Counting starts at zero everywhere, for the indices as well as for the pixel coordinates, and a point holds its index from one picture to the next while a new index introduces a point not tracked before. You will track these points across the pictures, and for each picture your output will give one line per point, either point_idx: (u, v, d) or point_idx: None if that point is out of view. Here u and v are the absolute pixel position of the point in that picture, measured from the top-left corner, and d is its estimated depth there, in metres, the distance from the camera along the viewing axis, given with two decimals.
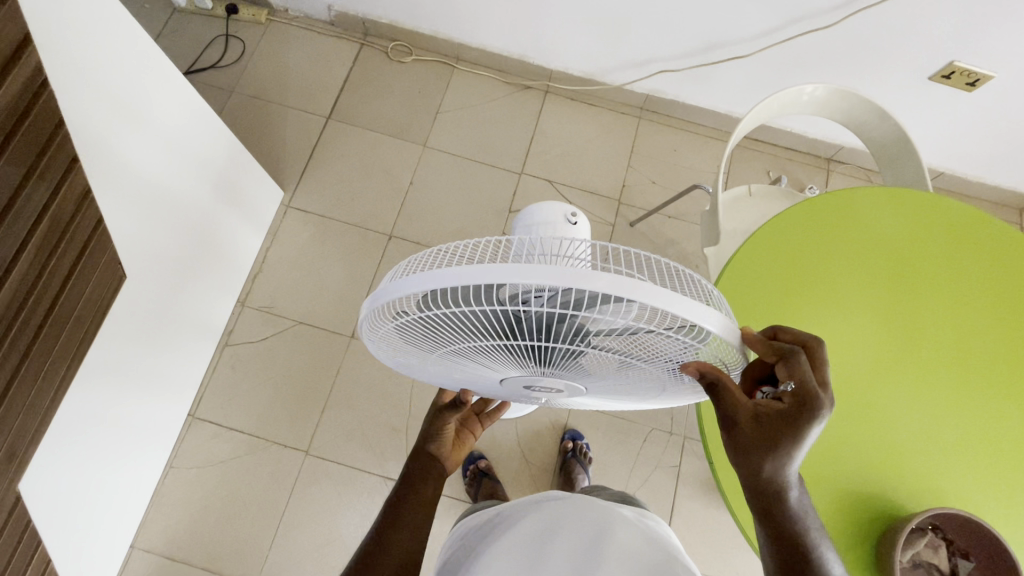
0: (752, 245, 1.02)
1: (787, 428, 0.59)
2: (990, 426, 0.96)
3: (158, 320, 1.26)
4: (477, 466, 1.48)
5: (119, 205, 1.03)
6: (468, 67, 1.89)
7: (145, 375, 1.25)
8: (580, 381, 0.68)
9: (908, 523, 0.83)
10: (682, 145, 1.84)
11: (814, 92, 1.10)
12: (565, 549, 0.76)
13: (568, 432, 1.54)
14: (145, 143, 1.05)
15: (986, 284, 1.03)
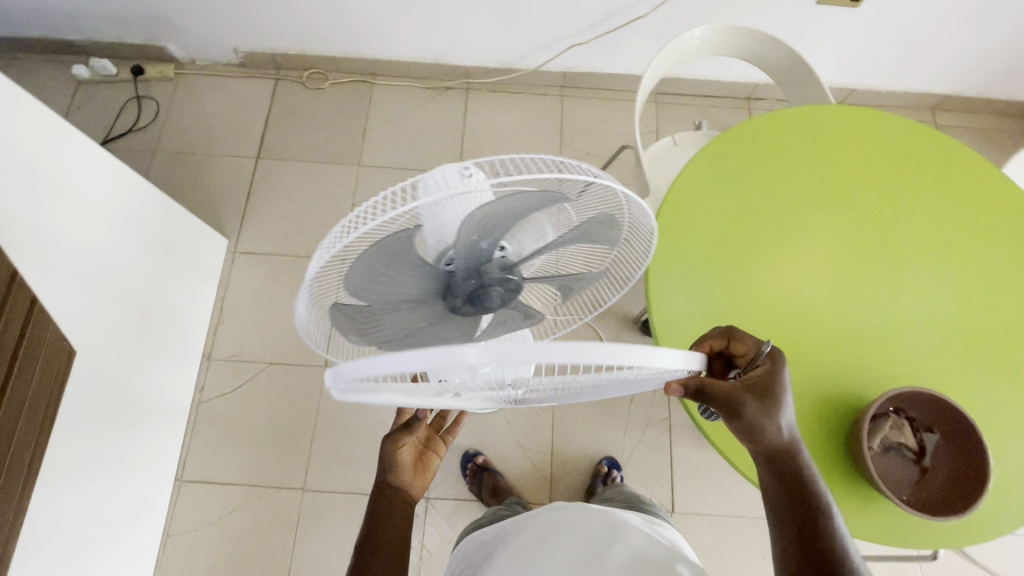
0: (678, 198, 1.05)
1: (775, 389, 0.66)
2: (932, 307, 1.00)
3: (121, 392, 1.23)
4: (476, 463, 1.49)
5: (50, 282, 1.00)
6: (387, 80, 1.90)
7: (117, 449, 1.23)
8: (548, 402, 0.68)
9: (869, 410, 0.86)
10: (609, 113, 1.88)
11: (703, 34, 1.13)
12: (569, 543, 0.84)
13: (605, 457, 1.51)
14: (70, 217, 1.04)
15: (909, 189, 1.07)
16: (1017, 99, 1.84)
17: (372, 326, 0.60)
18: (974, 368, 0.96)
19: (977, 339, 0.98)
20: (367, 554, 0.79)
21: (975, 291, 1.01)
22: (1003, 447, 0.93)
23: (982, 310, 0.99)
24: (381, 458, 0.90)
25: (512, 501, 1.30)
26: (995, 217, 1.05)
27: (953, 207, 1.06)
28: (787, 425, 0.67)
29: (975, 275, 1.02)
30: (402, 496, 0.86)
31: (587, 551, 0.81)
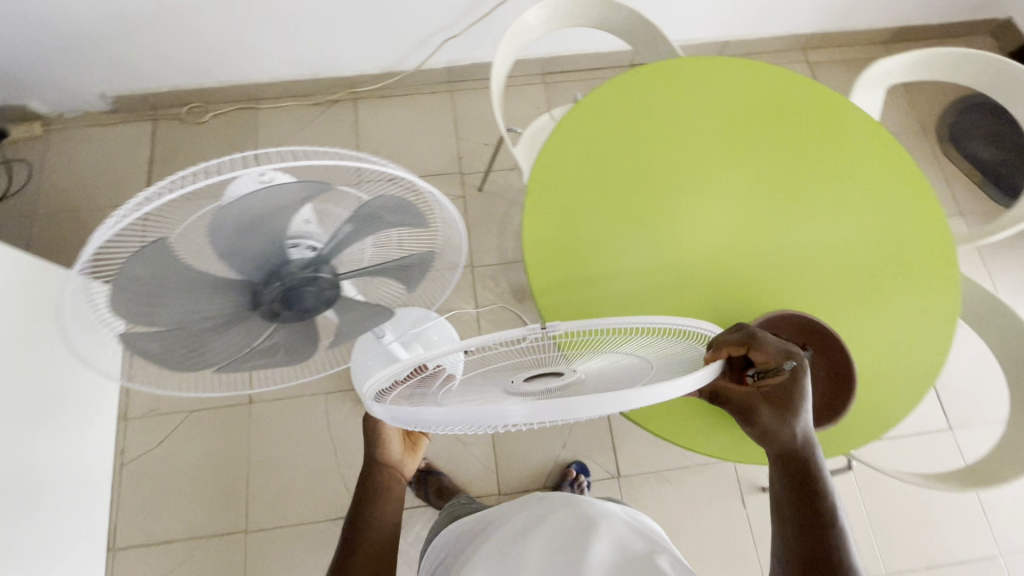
0: (548, 162, 1.06)
1: (789, 396, 0.74)
2: (809, 235, 1.04)
3: (20, 469, 1.16)
4: (417, 468, 1.45)
5: None
6: (271, 103, 1.86)
7: (27, 530, 1.16)
8: None
9: None
10: (500, 100, 1.89)
11: (539, 15, 1.14)
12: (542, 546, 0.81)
13: (575, 462, 1.51)
14: None
15: (770, 121, 1.12)
16: (874, 29, 1.96)
17: (196, 354, 0.59)
18: (852, 288, 1.01)
19: (848, 253, 1.03)
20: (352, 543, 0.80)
21: (842, 209, 1.06)
22: (877, 350, 0.99)
23: (849, 224, 1.05)
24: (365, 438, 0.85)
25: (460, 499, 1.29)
26: (850, 137, 1.11)
27: (811, 132, 1.11)
28: (802, 429, 0.74)
29: (840, 193, 1.07)
30: (390, 482, 0.84)
31: (572, 535, 0.82)
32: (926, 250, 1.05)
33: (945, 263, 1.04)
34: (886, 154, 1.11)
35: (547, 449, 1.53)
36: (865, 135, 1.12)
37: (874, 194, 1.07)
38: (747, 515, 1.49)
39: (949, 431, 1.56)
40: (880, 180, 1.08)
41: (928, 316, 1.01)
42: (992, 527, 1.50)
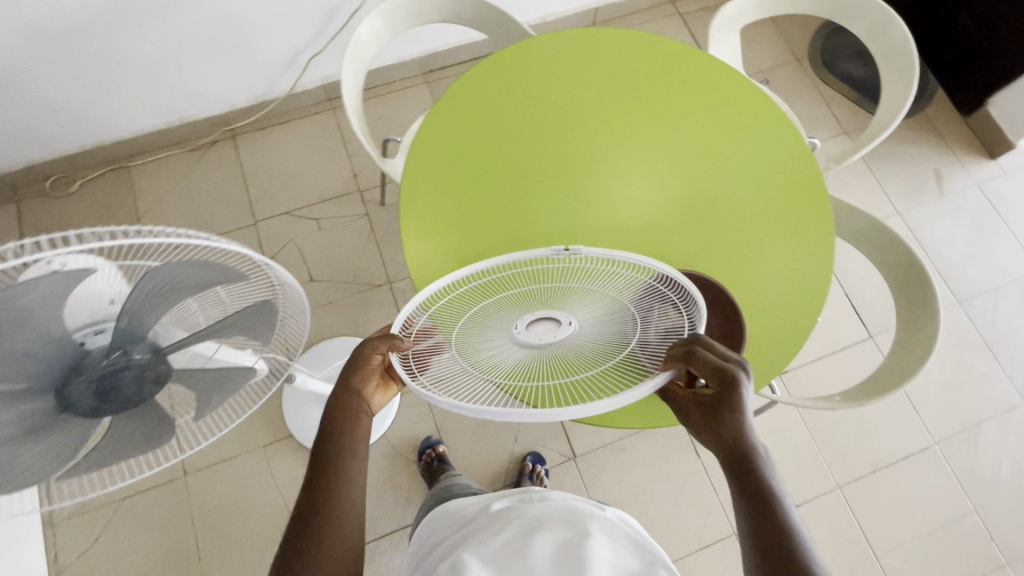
0: (417, 170, 1.05)
1: (727, 407, 0.69)
2: (682, 194, 1.06)
3: None
4: (433, 451, 1.47)
5: None
6: (143, 157, 1.75)
7: None
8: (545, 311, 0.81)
9: None
10: (386, 108, 1.83)
11: (371, 27, 1.12)
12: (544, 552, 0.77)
13: (530, 454, 1.51)
14: None
15: (628, 79, 1.12)
16: None
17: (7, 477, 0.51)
18: (732, 236, 1.04)
19: (722, 194, 1.06)
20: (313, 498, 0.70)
21: (711, 152, 1.08)
22: (764, 283, 1.03)
23: (719, 166, 1.07)
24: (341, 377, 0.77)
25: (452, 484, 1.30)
26: (707, 79, 1.13)
27: (669, 82, 1.12)
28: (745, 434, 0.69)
29: (706, 142, 1.09)
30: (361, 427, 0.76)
31: (571, 544, 0.78)
32: (797, 174, 1.07)
33: (817, 182, 1.07)
34: (744, 87, 1.12)
35: (501, 448, 1.52)
36: (722, 72, 1.13)
37: (740, 130, 1.10)
38: (703, 464, 1.53)
39: (870, 339, 1.64)
40: (743, 116, 1.10)
41: (808, 238, 1.04)
42: (923, 418, 1.60)
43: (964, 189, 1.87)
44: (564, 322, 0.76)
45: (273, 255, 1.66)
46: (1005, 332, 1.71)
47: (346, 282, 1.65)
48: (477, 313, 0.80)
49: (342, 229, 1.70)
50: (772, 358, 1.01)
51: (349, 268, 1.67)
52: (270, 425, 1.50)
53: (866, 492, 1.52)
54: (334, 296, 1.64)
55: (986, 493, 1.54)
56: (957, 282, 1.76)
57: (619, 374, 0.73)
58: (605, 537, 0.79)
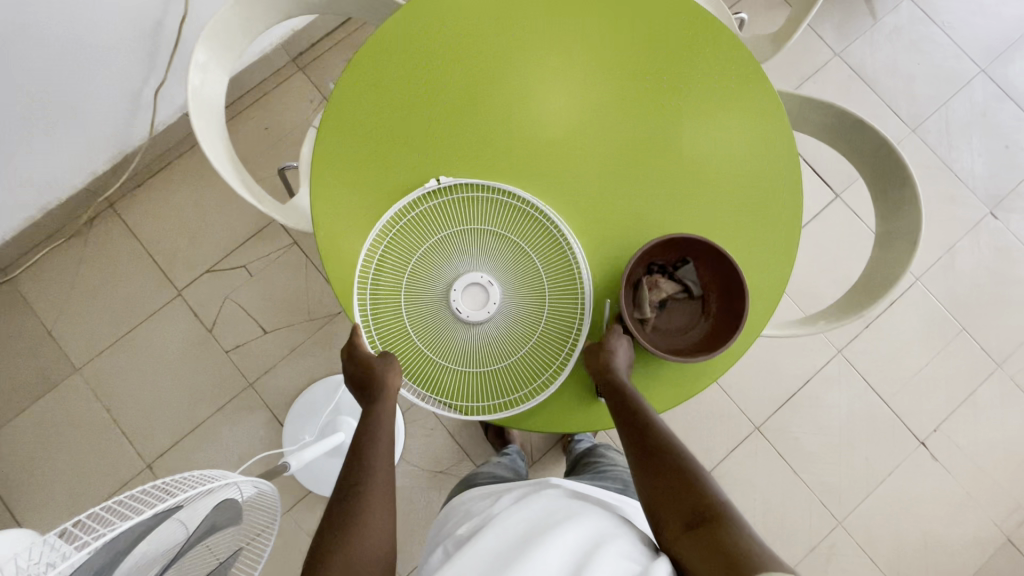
0: (330, 213, 0.90)
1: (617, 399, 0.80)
2: (618, 141, 0.93)
3: None
4: None
5: None
6: (23, 264, 1.50)
7: None
8: (472, 268, 0.85)
9: (624, 281, 0.82)
10: (266, 115, 1.57)
11: (203, 57, 0.90)
12: (556, 547, 0.65)
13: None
14: None
15: (508, 13, 0.95)
16: None
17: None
18: (683, 171, 0.93)
19: (652, 108, 0.94)
20: (347, 501, 0.73)
21: (624, 65, 0.95)
22: (737, 196, 0.94)
23: (637, 79, 0.95)
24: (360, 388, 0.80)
25: (515, 451, 1.35)
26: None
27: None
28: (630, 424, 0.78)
29: (627, 71, 0.95)
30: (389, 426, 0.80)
31: (580, 550, 0.66)
32: (719, 58, 0.96)
33: (744, 60, 0.96)
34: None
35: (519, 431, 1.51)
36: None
37: (645, 30, 0.96)
38: None
39: (838, 198, 1.61)
40: (642, 12, 0.96)
41: (762, 133, 0.95)
42: None
43: (897, 6, 1.75)
44: (488, 285, 0.83)
45: (214, 322, 1.50)
46: (961, 146, 1.69)
47: (303, 323, 1.52)
48: (410, 296, 0.85)
49: (276, 269, 1.54)
50: (771, 283, 0.94)
51: (300, 307, 1.53)
52: (285, 490, 1.44)
53: (865, 347, 1.58)
54: (297, 340, 1.52)
55: (970, 309, 1.61)
56: (908, 109, 1.70)
57: (537, 354, 0.86)
58: (619, 551, 0.67)
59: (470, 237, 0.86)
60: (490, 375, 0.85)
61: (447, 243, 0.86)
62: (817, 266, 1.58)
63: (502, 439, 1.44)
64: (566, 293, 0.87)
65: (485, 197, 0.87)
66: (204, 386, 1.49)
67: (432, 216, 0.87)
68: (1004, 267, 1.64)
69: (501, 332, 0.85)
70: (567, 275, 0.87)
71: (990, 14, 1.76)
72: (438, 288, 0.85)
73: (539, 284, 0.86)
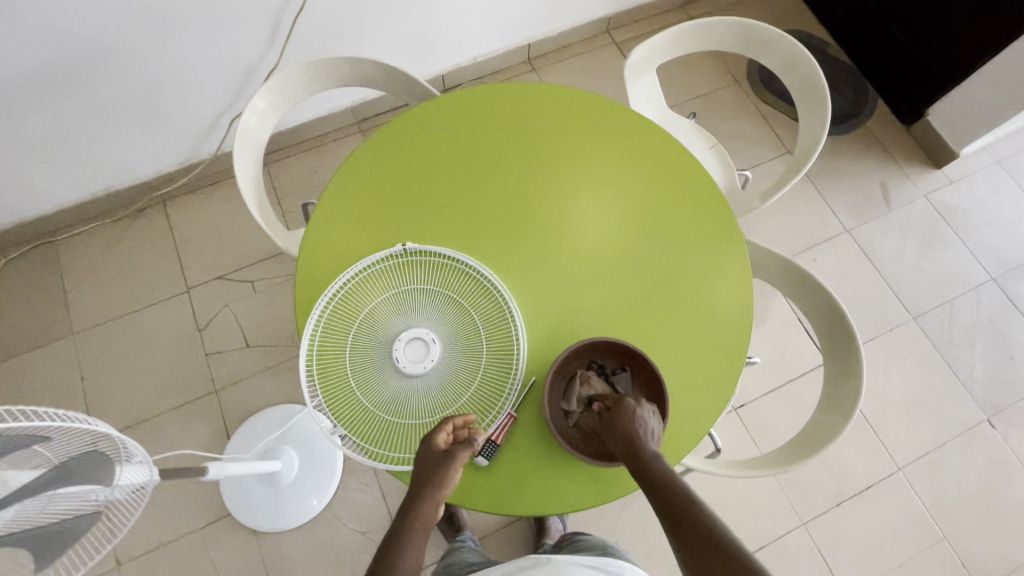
0: (317, 244, 1.00)
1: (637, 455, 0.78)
2: (588, 247, 1.01)
3: None
4: None
5: None
6: (71, 231, 1.68)
7: None
8: (425, 324, 0.91)
9: (551, 366, 0.86)
10: (319, 161, 1.78)
11: (265, 98, 1.08)
12: None
13: None
14: None
15: (521, 123, 1.09)
16: None
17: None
18: (641, 287, 0.99)
19: (634, 238, 1.02)
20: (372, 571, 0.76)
21: (620, 196, 1.05)
22: (690, 333, 0.98)
23: (615, 197, 1.05)
24: (420, 470, 0.79)
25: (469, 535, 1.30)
26: (615, 126, 1.10)
27: (559, 121, 1.10)
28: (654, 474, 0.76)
29: (610, 189, 1.06)
30: (424, 520, 0.80)
31: None
32: (708, 214, 1.05)
33: (731, 224, 1.04)
34: (651, 132, 1.10)
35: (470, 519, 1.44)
36: (626, 118, 1.11)
37: (649, 175, 1.07)
38: None
39: None
40: (634, 145, 1.09)
41: (723, 274, 1.01)
42: (886, 443, 1.56)
43: (911, 201, 1.85)
44: (430, 342, 0.88)
45: (206, 323, 1.60)
46: (962, 346, 1.68)
47: (283, 346, 1.60)
48: (358, 334, 0.91)
49: (279, 291, 1.65)
50: (704, 410, 0.94)
51: (287, 331, 1.61)
52: (208, 505, 1.42)
53: (831, 526, 1.47)
54: (273, 361, 1.58)
55: (954, 517, 1.50)
56: (911, 298, 1.73)
57: None
58: None
59: (432, 297, 0.93)
60: (406, 428, 0.88)
61: (407, 296, 0.93)
62: (793, 426, 1.54)
63: (452, 526, 1.38)
64: (499, 370, 0.91)
65: (454, 264, 0.95)
66: (174, 380, 1.55)
67: (403, 268, 0.95)
68: (996, 482, 1.53)
69: (429, 391, 0.88)
70: (507, 353, 0.91)
71: (1006, 229, 1.82)
72: (386, 335, 0.91)
73: (476, 355, 0.90)
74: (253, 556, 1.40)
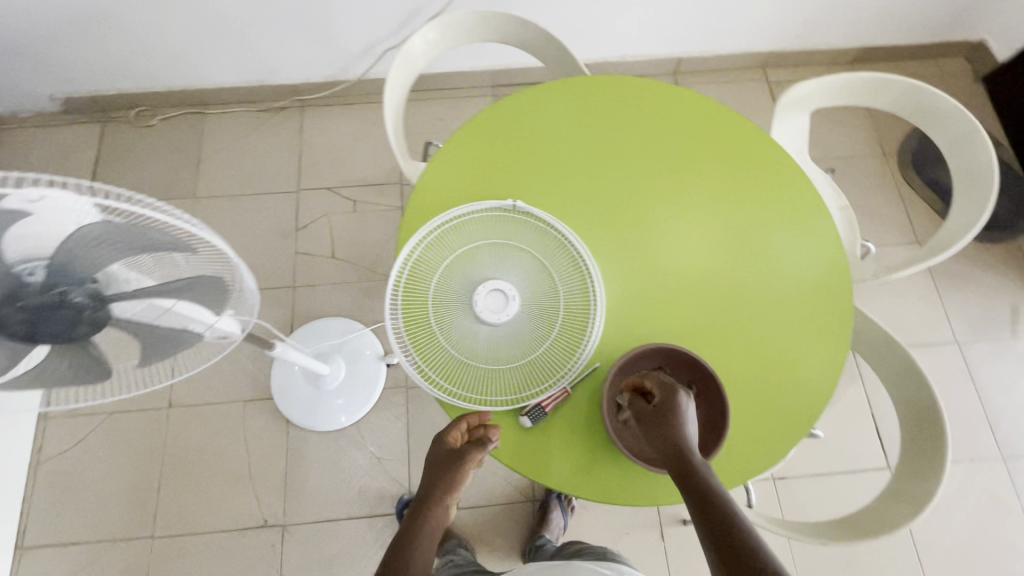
0: (435, 178, 1.05)
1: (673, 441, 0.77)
2: (690, 261, 0.99)
3: None
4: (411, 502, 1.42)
5: None
6: (220, 108, 1.86)
7: None
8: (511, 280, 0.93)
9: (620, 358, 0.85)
10: (447, 111, 1.85)
11: (433, 33, 1.14)
12: None
13: None
14: None
15: (660, 125, 1.09)
16: (837, 48, 1.93)
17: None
18: (732, 317, 0.96)
19: (738, 270, 0.99)
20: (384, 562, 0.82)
21: (736, 225, 1.02)
22: (767, 378, 0.94)
23: (733, 223, 1.02)
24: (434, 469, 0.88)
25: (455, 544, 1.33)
26: (752, 157, 1.07)
27: (698, 134, 1.08)
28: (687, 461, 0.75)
29: (730, 214, 1.03)
30: (433, 522, 0.86)
31: None
32: (823, 270, 1.00)
33: (843, 289, 0.99)
34: (787, 172, 1.06)
35: (478, 483, 1.47)
36: (766, 152, 1.07)
37: (772, 214, 1.03)
38: (664, 547, 1.44)
39: (886, 470, 1.49)
40: (768, 179, 1.05)
41: (819, 334, 0.96)
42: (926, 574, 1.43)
43: None
44: (512, 297, 0.91)
45: (304, 225, 1.72)
46: None
47: (363, 268, 1.68)
48: (448, 269, 0.95)
49: (375, 217, 1.74)
50: (756, 458, 0.91)
51: (370, 256, 1.70)
52: (257, 383, 1.54)
53: None
54: (349, 278, 1.67)
55: None
56: (1006, 435, 1.56)
57: (513, 377, 0.90)
58: None
59: (524, 257, 0.95)
60: (467, 368, 0.90)
61: (503, 249, 0.96)
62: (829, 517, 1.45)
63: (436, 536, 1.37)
64: (567, 345, 0.91)
65: (556, 235, 0.97)
66: (263, 265, 1.68)
67: (507, 223, 0.98)
68: None
69: (498, 341, 0.91)
70: (580, 332, 0.92)
71: None
72: (473, 278, 0.94)
73: (550, 324, 0.92)
74: (280, 443, 1.50)
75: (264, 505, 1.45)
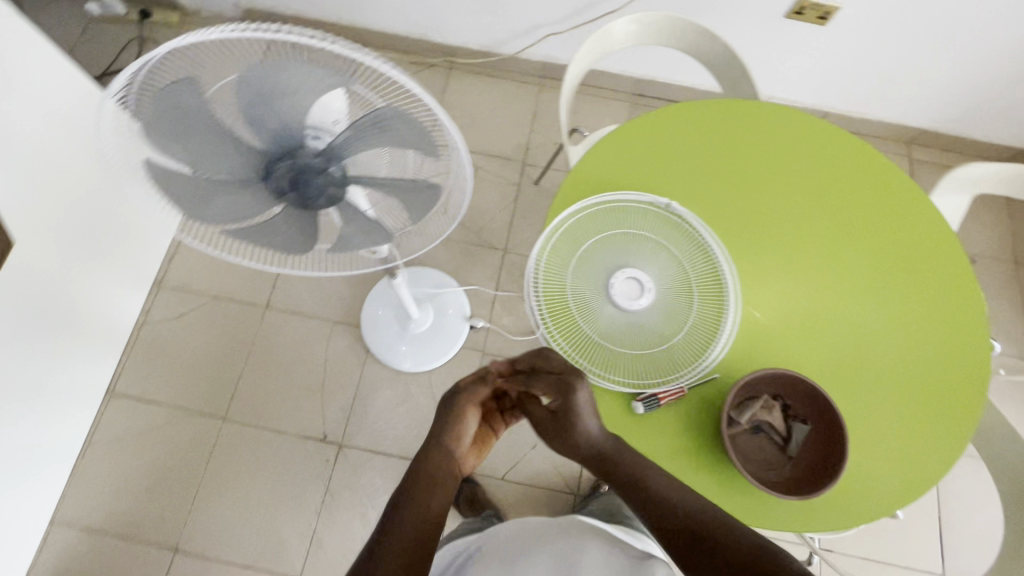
0: (595, 159, 1.07)
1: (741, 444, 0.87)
2: (829, 305, 0.98)
3: (69, 301, 1.32)
4: None
5: (12, 190, 1.11)
6: (376, 51, 1.96)
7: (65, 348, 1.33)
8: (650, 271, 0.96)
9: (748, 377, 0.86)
10: (584, 106, 1.89)
11: (627, 27, 1.17)
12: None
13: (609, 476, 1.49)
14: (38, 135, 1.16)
15: (827, 166, 1.07)
16: (993, 143, 1.86)
17: (200, 204, 0.64)
18: (859, 371, 0.95)
19: (875, 326, 0.97)
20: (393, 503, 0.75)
21: (882, 282, 1.00)
22: (881, 440, 0.92)
23: (880, 280, 1.00)
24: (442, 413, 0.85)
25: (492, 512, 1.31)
26: (916, 225, 1.04)
27: (864, 186, 1.06)
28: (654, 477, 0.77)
29: (879, 271, 1.01)
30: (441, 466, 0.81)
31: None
32: (960, 351, 0.97)
33: (980, 381, 0.96)
34: (948, 249, 1.03)
35: (527, 461, 1.50)
36: (931, 223, 1.04)
37: (922, 287, 1.00)
38: None
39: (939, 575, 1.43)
40: (924, 247, 1.03)
41: (946, 413, 0.94)
42: None
43: None
44: (649, 287, 0.94)
45: None
46: None
47: (469, 230, 1.74)
48: (593, 246, 0.98)
49: (491, 187, 1.80)
50: (854, 513, 0.89)
51: (478, 221, 1.76)
52: (348, 308, 1.63)
53: None
54: (454, 236, 1.74)
55: None
56: None
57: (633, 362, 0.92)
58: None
59: (666, 253, 0.98)
60: (592, 341, 0.92)
61: (648, 242, 0.98)
62: None
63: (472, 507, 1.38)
64: (691, 347, 0.93)
65: (702, 241, 0.98)
66: None
67: (656, 218, 1.00)
68: None
69: (627, 324, 0.94)
70: (706, 338, 0.93)
71: None
72: (614, 261, 0.97)
73: (681, 323, 0.93)
74: (355, 369, 1.57)
75: (327, 421, 1.52)
